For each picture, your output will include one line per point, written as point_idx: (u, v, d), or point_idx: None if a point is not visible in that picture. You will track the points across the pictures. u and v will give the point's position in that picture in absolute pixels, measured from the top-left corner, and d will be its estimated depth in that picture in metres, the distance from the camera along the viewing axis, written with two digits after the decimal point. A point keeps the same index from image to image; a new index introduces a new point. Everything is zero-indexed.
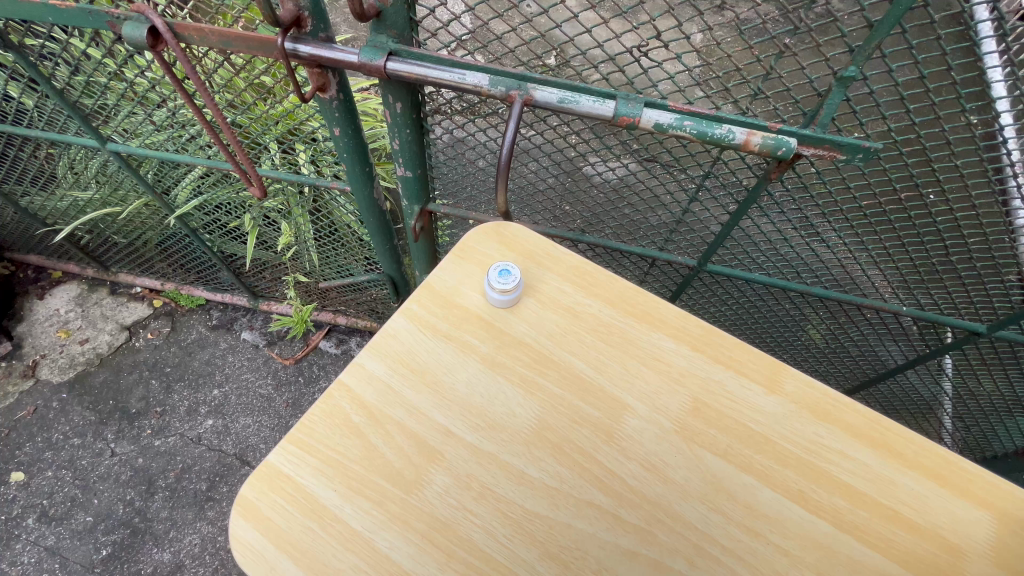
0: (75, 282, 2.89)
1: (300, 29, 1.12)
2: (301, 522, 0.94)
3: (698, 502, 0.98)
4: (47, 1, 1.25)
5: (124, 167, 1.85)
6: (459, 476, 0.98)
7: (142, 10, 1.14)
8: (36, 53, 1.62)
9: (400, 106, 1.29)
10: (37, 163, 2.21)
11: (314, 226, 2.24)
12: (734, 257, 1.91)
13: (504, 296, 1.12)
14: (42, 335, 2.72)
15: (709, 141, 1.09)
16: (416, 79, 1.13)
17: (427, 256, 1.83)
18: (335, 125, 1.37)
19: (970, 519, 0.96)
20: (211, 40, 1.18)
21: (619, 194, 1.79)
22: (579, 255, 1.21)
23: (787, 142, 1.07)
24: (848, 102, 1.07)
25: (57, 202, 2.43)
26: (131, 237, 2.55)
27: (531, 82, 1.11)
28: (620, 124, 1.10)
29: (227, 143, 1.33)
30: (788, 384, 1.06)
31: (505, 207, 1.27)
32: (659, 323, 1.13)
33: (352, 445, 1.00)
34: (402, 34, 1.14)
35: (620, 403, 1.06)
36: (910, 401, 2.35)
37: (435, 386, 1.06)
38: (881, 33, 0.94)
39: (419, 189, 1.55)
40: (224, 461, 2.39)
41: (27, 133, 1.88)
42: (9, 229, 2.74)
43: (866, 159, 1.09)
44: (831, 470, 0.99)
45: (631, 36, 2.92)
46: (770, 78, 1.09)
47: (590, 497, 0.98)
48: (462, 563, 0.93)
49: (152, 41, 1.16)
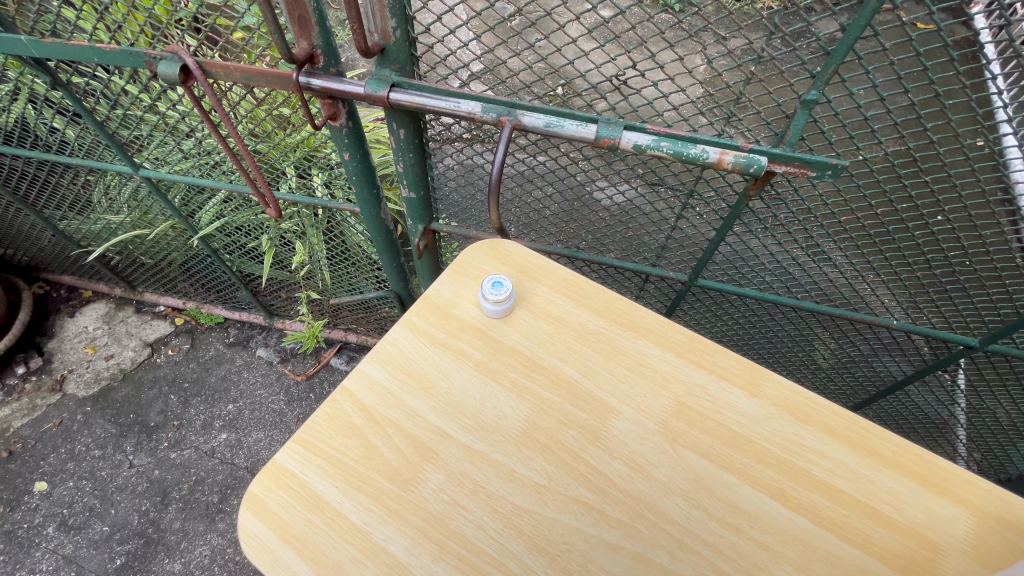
0: (102, 301, 3.06)
1: (314, 65, 1.24)
2: (305, 516, 1.00)
3: (680, 498, 1.01)
4: (93, 44, 1.40)
5: (155, 191, 2.00)
6: (453, 473, 1.04)
7: (176, 51, 1.27)
8: (81, 89, 1.78)
9: (403, 132, 1.40)
10: (75, 189, 2.38)
11: (327, 246, 2.35)
12: (726, 273, 1.96)
13: (498, 306, 1.19)
14: (70, 351, 2.87)
15: (685, 160, 1.17)
16: (416, 108, 1.24)
17: (431, 272, 1.91)
18: (345, 150, 1.49)
19: (946, 516, 0.97)
20: (235, 76, 1.30)
21: (613, 214, 1.88)
22: (570, 268, 1.28)
23: (758, 161, 1.14)
24: (815, 123, 1.14)
25: (91, 225, 2.59)
26: (157, 257, 2.71)
27: (520, 108, 1.21)
28: (603, 146, 1.19)
29: (248, 169, 1.43)
30: (768, 387, 1.11)
31: (500, 224, 1.35)
32: (644, 331, 1.19)
33: (352, 445, 1.07)
34: (404, 68, 1.27)
35: (607, 407, 1.11)
36: (919, 421, 2.31)
37: (431, 390, 1.13)
38: (837, 60, 1.03)
39: (423, 209, 1.65)
40: (236, 474, 2.46)
41: (68, 161, 2.05)
42: (47, 250, 2.93)
43: (835, 176, 1.15)
44: (810, 469, 1.02)
45: (610, 65, 3.14)
46: (742, 103, 1.17)
47: (576, 494, 1.02)
48: (454, 555, 0.97)
49: (183, 77, 1.29)
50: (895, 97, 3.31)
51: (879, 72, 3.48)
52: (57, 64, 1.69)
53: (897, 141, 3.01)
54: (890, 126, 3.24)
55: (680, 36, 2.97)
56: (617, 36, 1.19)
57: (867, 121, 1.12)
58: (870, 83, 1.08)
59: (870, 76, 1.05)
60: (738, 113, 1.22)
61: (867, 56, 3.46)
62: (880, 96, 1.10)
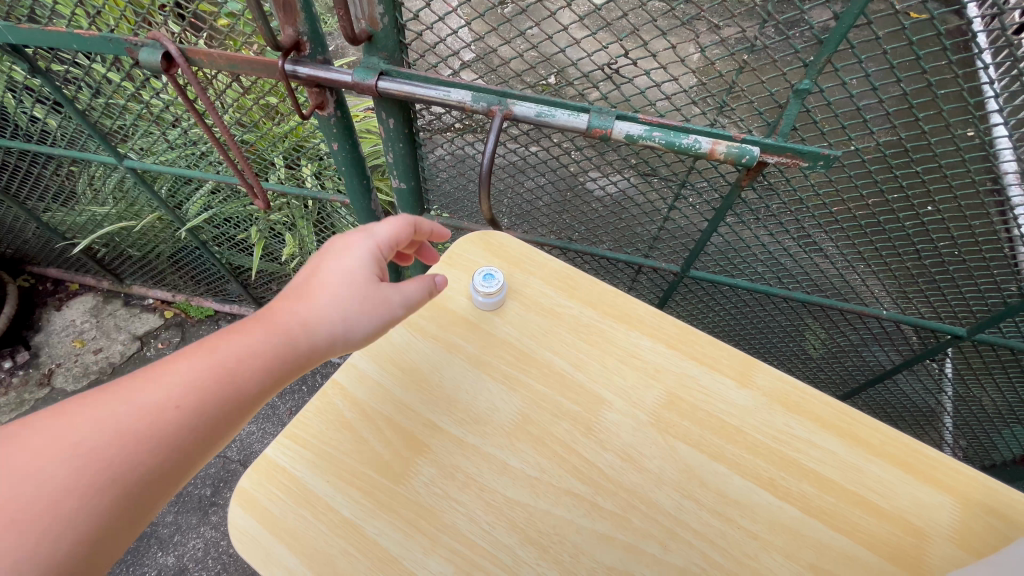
0: (90, 295, 3.02)
1: (300, 52, 1.21)
2: (296, 511, 1.00)
3: (671, 489, 1.02)
4: (72, 30, 1.36)
5: (140, 182, 1.97)
6: (444, 466, 1.04)
7: (157, 37, 1.24)
8: (61, 77, 1.74)
9: (393, 122, 1.37)
10: (59, 180, 2.34)
11: (317, 237, 2.33)
12: (719, 264, 1.96)
13: (489, 299, 1.19)
14: (58, 344, 2.84)
15: (678, 150, 1.16)
16: (405, 97, 1.22)
17: (423, 264, 1.90)
18: (333, 140, 1.46)
19: (933, 504, 0.98)
20: (220, 64, 1.27)
21: (605, 205, 1.88)
22: (562, 260, 1.28)
23: (750, 151, 1.13)
24: (808, 113, 1.13)
25: (76, 217, 2.55)
26: (144, 249, 2.67)
27: (511, 97, 1.19)
28: (594, 136, 1.18)
29: (235, 159, 1.41)
30: (758, 378, 1.11)
31: (492, 215, 1.34)
32: (636, 323, 1.19)
33: (343, 439, 1.06)
34: (392, 56, 1.24)
35: (598, 398, 1.11)
36: (906, 409, 2.34)
37: (422, 384, 1.12)
38: (830, 49, 1.02)
39: (414, 200, 1.63)
40: (229, 466, 2.46)
41: (50, 151, 2.00)
42: (32, 243, 2.88)
43: (828, 166, 1.15)
44: (800, 459, 1.03)
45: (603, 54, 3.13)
46: (735, 92, 1.15)
47: (568, 486, 1.02)
48: (446, 549, 0.97)
49: (165, 65, 1.26)
50: (886, 87, 3.32)
51: (871, 63, 3.49)
52: (35, 51, 1.65)
53: (888, 132, 3.03)
54: (880, 117, 3.26)
55: (672, 24, 2.96)
56: (610, 23, 1.17)
57: (861, 111, 1.11)
58: (864, 73, 1.07)
59: (863, 65, 1.04)
60: (731, 102, 1.21)
61: (859, 46, 3.46)
62: (874, 85, 1.09)
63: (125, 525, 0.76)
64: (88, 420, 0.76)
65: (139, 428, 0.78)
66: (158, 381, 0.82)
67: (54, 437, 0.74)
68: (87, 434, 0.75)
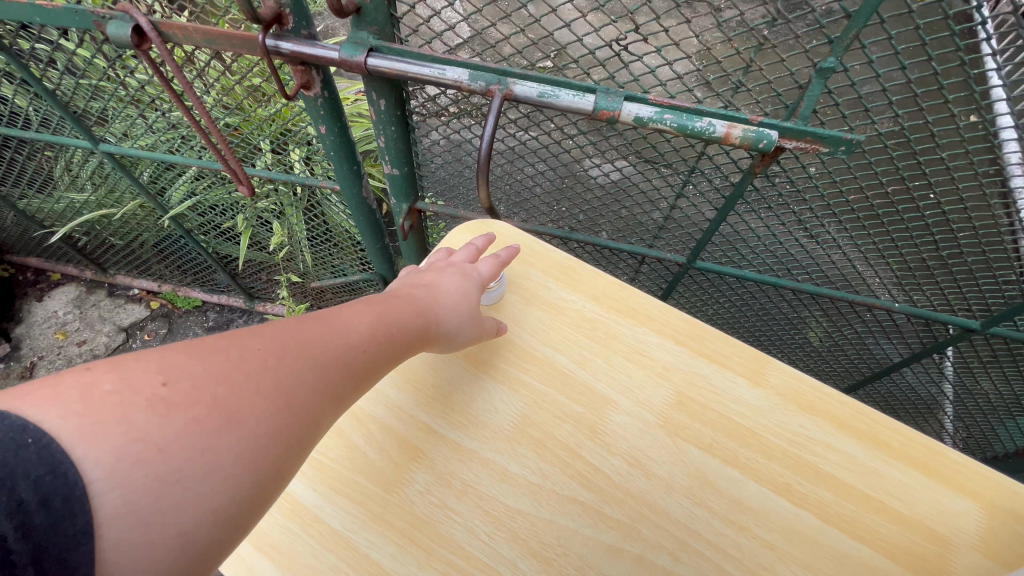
0: (72, 285, 2.92)
1: (282, 26, 1.12)
2: (282, 523, 0.94)
3: (681, 496, 0.96)
4: (34, 2, 1.25)
5: (119, 168, 1.87)
6: (440, 473, 0.97)
7: (126, 9, 1.14)
8: (28, 55, 1.63)
9: (384, 103, 1.29)
10: (33, 165, 2.23)
11: (307, 226, 2.24)
12: (724, 254, 1.90)
13: (486, 293, 1.12)
14: (40, 336, 2.75)
15: (690, 134, 1.09)
16: (397, 75, 1.13)
17: (417, 254, 1.82)
18: (321, 123, 1.37)
19: (957, 510, 0.93)
20: (196, 39, 1.17)
21: (607, 193, 1.80)
22: (564, 251, 1.21)
23: (768, 135, 1.06)
24: (830, 95, 1.06)
25: (54, 204, 2.44)
26: (127, 238, 2.57)
27: (511, 76, 1.11)
28: (601, 118, 1.10)
29: (216, 143, 1.32)
30: (772, 377, 1.05)
31: (489, 203, 1.26)
32: (643, 318, 1.13)
33: (333, 444, 1.00)
34: (383, 30, 1.14)
35: (604, 399, 1.04)
36: (908, 401, 2.31)
37: (417, 384, 1.06)
38: (859, 23, 0.94)
39: (407, 187, 1.55)
40: None
41: (22, 135, 1.90)
42: (9, 231, 2.76)
43: (849, 151, 1.08)
44: (816, 462, 0.98)
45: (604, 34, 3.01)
46: (752, 71, 1.08)
47: (573, 493, 0.96)
48: (442, 562, 0.91)
49: (136, 39, 1.16)
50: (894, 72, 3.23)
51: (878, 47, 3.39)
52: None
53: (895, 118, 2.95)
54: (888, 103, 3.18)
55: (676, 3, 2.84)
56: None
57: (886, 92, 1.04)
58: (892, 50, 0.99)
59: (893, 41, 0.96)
60: (747, 83, 1.13)
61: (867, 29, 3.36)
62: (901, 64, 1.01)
63: (260, 499, 0.65)
64: (286, 364, 0.72)
65: (331, 379, 0.77)
66: (348, 339, 0.83)
67: (248, 352, 0.70)
68: (289, 374, 0.72)
